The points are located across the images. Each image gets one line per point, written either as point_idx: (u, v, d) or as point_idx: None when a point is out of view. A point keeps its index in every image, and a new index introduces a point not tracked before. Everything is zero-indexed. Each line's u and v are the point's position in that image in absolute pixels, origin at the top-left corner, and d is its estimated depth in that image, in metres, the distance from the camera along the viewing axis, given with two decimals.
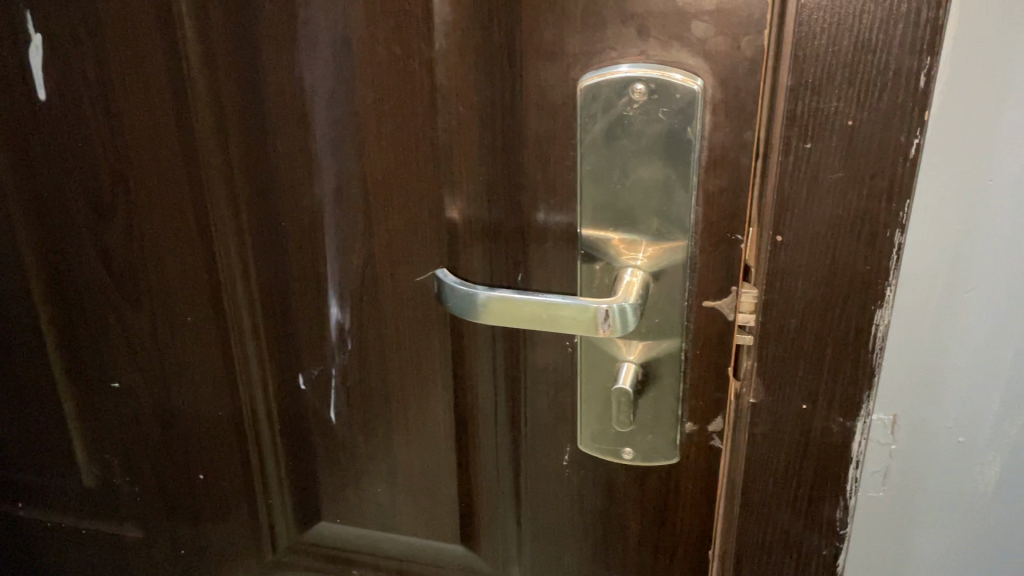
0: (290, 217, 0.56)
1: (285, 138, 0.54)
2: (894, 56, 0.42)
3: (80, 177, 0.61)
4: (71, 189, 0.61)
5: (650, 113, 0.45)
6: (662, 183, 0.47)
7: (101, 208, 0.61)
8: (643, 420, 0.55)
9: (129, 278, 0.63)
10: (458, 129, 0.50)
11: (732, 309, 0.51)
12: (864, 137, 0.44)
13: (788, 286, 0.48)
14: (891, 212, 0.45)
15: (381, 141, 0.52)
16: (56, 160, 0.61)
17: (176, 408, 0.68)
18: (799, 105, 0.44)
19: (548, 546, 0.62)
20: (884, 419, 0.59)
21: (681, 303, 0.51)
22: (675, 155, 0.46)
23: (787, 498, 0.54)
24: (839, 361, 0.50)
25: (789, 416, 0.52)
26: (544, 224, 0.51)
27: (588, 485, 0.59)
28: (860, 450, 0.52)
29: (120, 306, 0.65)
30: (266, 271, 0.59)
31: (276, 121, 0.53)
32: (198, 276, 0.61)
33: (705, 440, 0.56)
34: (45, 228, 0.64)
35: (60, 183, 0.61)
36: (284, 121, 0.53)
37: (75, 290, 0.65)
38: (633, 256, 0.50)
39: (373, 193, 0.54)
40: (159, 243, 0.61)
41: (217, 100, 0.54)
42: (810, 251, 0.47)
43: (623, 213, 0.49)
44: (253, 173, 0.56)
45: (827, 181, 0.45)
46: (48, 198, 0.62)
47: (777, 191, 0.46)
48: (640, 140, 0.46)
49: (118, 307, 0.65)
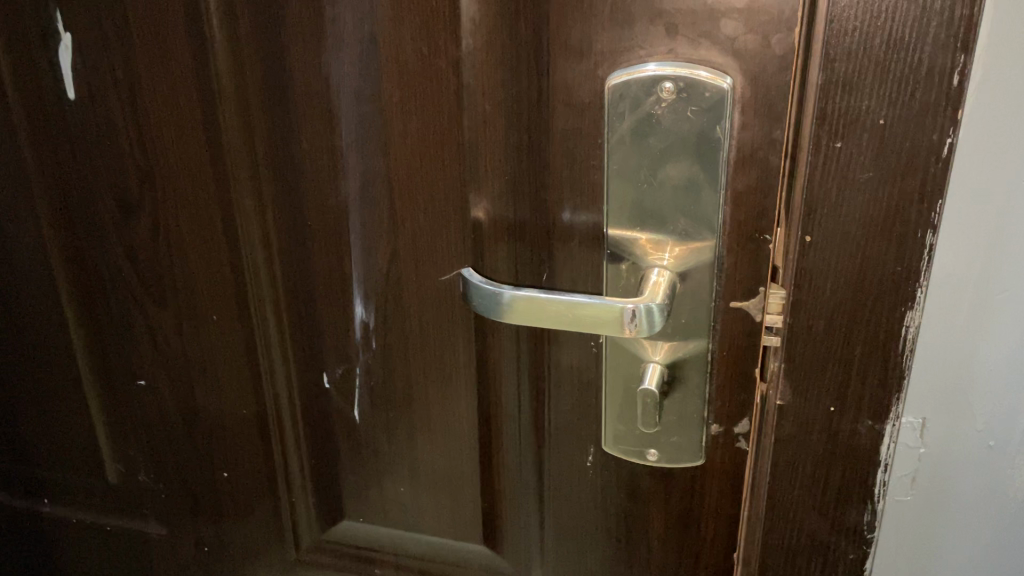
0: (316, 215, 0.56)
1: (311, 137, 0.54)
2: (927, 54, 0.41)
3: (107, 176, 0.61)
4: (99, 187, 0.62)
5: (678, 112, 0.45)
6: (690, 182, 0.47)
7: (128, 206, 0.62)
8: (668, 421, 0.54)
9: (154, 276, 0.63)
10: (485, 128, 0.50)
11: (760, 310, 0.51)
12: (895, 136, 0.44)
13: (816, 287, 0.48)
14: (923, 212, 0.45)
15: (408, 140, 0.52)
16: (83, 158, 0.61)
17: (201, 405, 0.68)
18: (829, 103, 0.44)
19: (571, 548, 0.62)
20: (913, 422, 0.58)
21: (708, 304, 0.51)
22: (704, 153, 0.46)
23: (814, 501, 0.54)
24: (868, 362, 0.50)
25: (817, 418, 0.52)
26: (569, 223, 0.51)
27: (611, 487, 0.59)
28: (888, 453, 0.52)
29: (146, 304, 0.65)
30: (291, 270, 0.59)
31: (303, 120, 0.54)
32: (223, 275, 0.61)
33: (731, 442, 0.55)
34: (73, 226, 0.64)
35: (87, 181, 0.62)
36: (310, 120, 0.53)
37: (101, 288, 0.66)
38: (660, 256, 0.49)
39: (399, 192, 0.54)
40: (185, 241, 0.61)
41: (244, 99, 0.54)
42: (839, 253, 0.47)
43: (650, 213, 0.48)
44: (280, 171, 0.56)
45: (857, 181, 0.45)
46: (75, 196, 0.63)
47: (806, 192, 0.46)
48: (668, 139, 0.46)
49: (143, 305, 0.65)
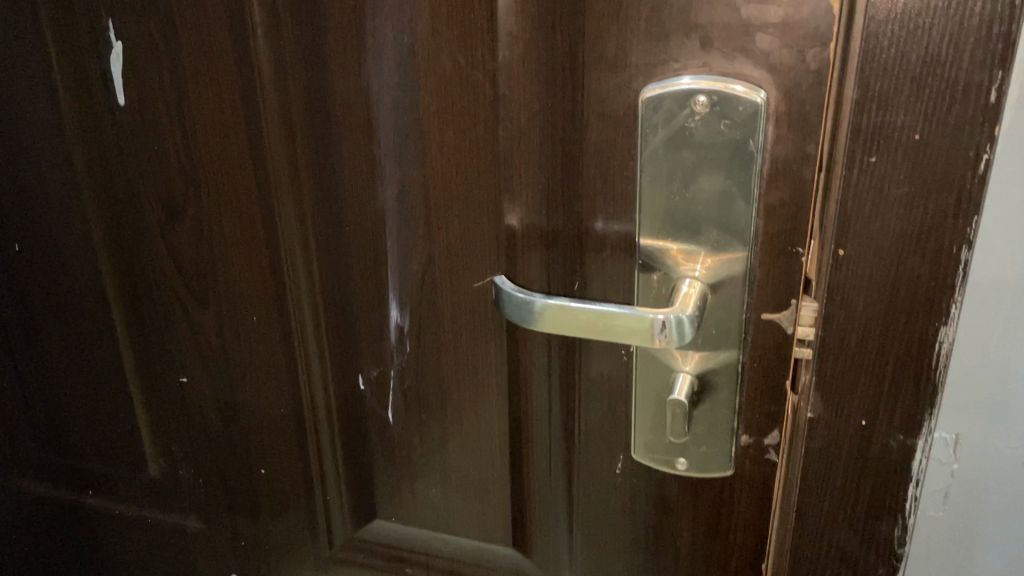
0: (354, 220, 0.58)
1: (351, 145, 0.55)
2: (964, 70, 0.41)
3: (154, 180, 0.63)
4: (145, 191, 0.64)
5: (711, 125, 0.46)
6: (722, 195, 0.47)
7: (173, 209, 0.63)
8: (698, 431, 0.55)
9: (197, 277, 0.65)
10: (520, 138, 0.51)
11: (792, 322, 0.51)
12: (930, 151, 0.43)
13: (849, 300, 0.48)
14: (958, 228, 0.45)
15: (444, 149, 0.53)
16: (131, 163, 0.63)
17: (240, 404, 0.70)
18: (864, 117, 0.44)
19: (599, 554, 0.63)
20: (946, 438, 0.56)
21: (739, 316, 0.51)
22: (736, 166, 0.46)
23: (844, 516, 0.54)
24: (901, 377, 0.50)
25: (848, 432, 0.52)
26: (602, 231, 0.51)
27: (640, 494, 0.59)
28: (919, 468, 0.52)
29: (189, 304, 0.67)
30: (329, 273, 0.61)
31: (343, 128, 0.55)
32: (263, 279, 0.63)
33: (761, 455, 0.55)
34: (120, 228, 0.67)
35: (135, 185, 0.64)
36: (350, 128, 0.55)
37: (147, 288, 0.68)
38: (691, 268, 0.50)
39: (435, 200, 0.55)
40: (228, 244, 0.63)
41: (286, 108, 0.56)
42: (872, 266, 0.47)
43: (682, 224, 0.49)
44: (319, 178, 0.57)
45: (891, 195, 0.45)
46: (123, 199, 0.65)
47: (840, 205, 0.46)
48: (701, 151, 0.46)
49: (187, 305, 0.67)
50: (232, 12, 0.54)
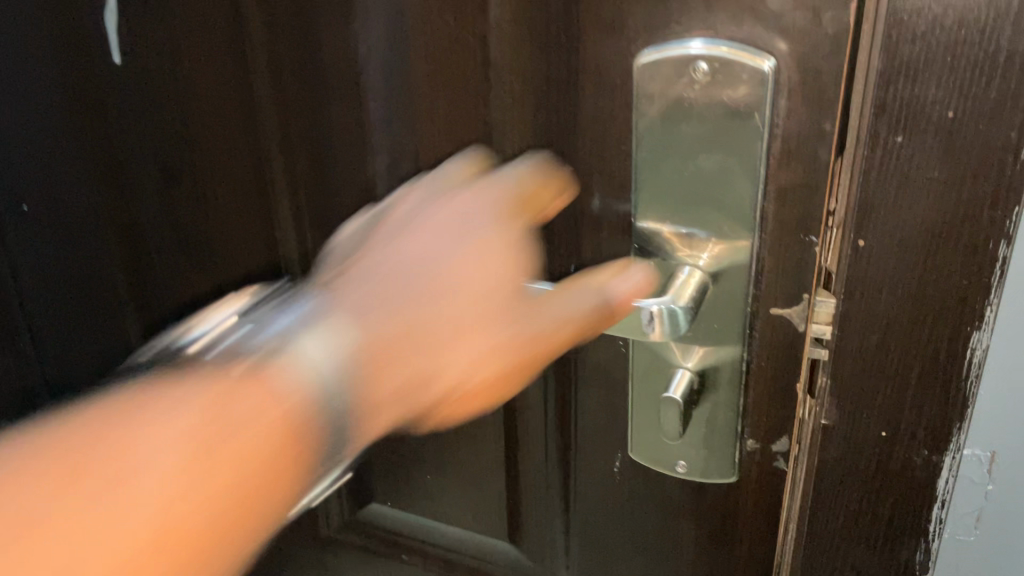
0: (344, 191, 0.55)
1: (340, 111, 0.52)
2: (1007, 38, 0.36)
3: (151, 144, 0.61)
4: (143, 155, 0.62)
5: (713, 95, 0.41)
6: (723, 174, 0.43)
7: (170, 175, 0.62)
8: (698, 434, 0.50)
9: (195, 247, 0.63)
10: (512, 106, 0.47)
11: (804, 318, 0.46)
12: (965, 131, 0.38)
13: (870, 297, 0.44)
14: (995, 219, 0.40)
15: (433, 117, 0.50)
16: (128, 125, 0.61)
17: None
18: (890, 91, 0.39)
19: (597, 556, 0.59)
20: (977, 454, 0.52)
21: (743, 309, 0.46)
22: (740, 143, 0.42)
23: (860, 534, 0.49)
24: (926, 386, 0.45)
25: (866, 443, 0.47)
26: (600, 209, 0.48)
27: (640, 496, 0.55)
28: (946, 487, 0.47)
29: (188, 275, 0.65)
30: (321, 246, 0.58)
31: (333, 93, 0.52)
32: (258, 249, 0.61)
33: (768, 462, 0.51)
34: (119, 195, 0.65)
35: (132, 149, 0.62)
36: (339, 93, 0.52)
37: (147, 257, 0.67)
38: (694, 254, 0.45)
39: (424, 171, 0.52)
40: (224, 213, 0.61)
41: (277, 67, 0.53)
42: (896, 261, 0.42)
43: (680, 205, 0.44)
44: (310, 146, 0.55)
45: (919, 180, 0.40)
46: (121, 164, 0.63)
47: (862, 190, 0.41)
48: (702, 124, 0.42)
49: (186, 275, 0.65)
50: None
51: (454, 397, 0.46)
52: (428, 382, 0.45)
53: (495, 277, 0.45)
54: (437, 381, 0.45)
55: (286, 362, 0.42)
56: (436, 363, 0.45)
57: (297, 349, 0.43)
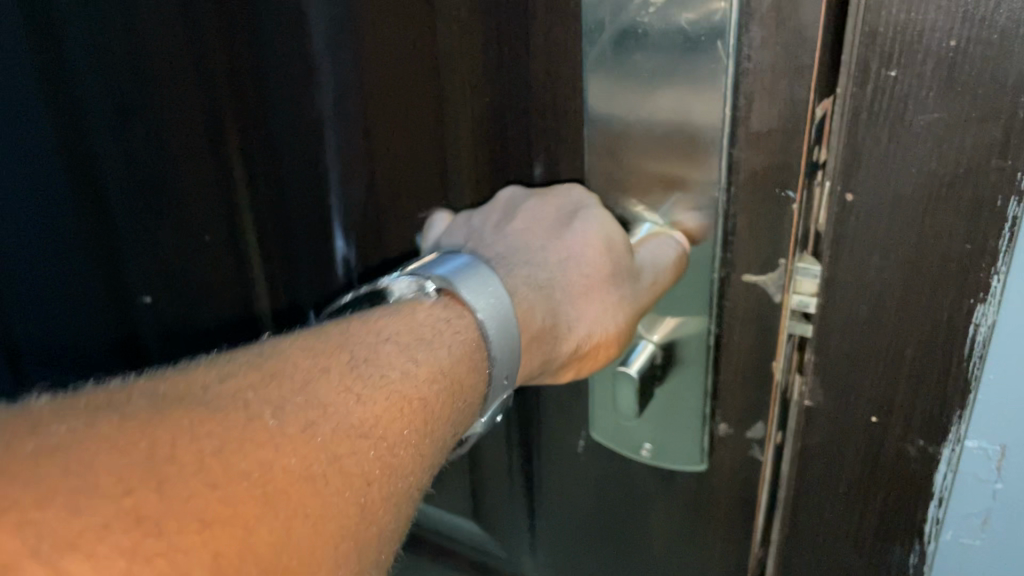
0: (295, 133, 0.55)
1: (285, 42, 0.52)
2: None
3: (96, 81, 0.58)
4: (91, 93, 0.58)
5: (667, 20, 0.37)
6: (680, 113, 0.39)
7: (120, 114, 0.58)
8: (661, 414, 0.47)
9: (151, 188, 0.60)
10: (459, 41, 0.46)
11: (780, 287, 0.40)
12: (968, 62, 0.32)
13: (861, 258, 0.38)
14: (1005, 173, 0.33)
15: (378, 55, 0.49)
16: (75, 58, 0.57)
17: (201, 330, 0.66)
18: (881, 15, 0.33)
19: (563, 541, 0.56)
20: (983, 448, 0.43)
21: (709, 275, 0.42)
22: (699, 77, 0.38)
23: (847, 531, 0.44)
24: (922, 366, 0.39)
25: (853, 428, 0.42)
26: (556, 160, 0.46)
27: (605, 477, 0.51)
28: (945, 485, 0.41)
29: (146, 221, 0.62)
30: (275, 188, 0.58)
31: (278, 23, 0.51)
32: (212, 190, 0.60)
33: (743, 448, 0.45)
34: (66, 136, 0.60)
35: (79, 86, 0.58)
36: (284, 22, 0.51)
37: (100, 205, 0.63)
38: (655, 226, 0.43)
39: (369, 111, 0.51)
40: (178, 155, 0.59)
41: (242, 88, 0.55)
42: (889, 219, 0.36)
43: (630, 149, 0.42)
44: (259, 82, 0.54)
45: (915, 124, 0.34)
46: (65, 103, 0.59)
47: (849, 134, 0.36)
48: (655, 54, 0.38)
49: (144, 221, 0.62)
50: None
51: (580, 354, 0.44)
52: (559, 336, 0.43)
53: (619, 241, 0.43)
54: (563, 334, 0.43)
55: (453, 311, 0.40)
56: (563, 306, 0.44)
57: (466, 289, 0.40)
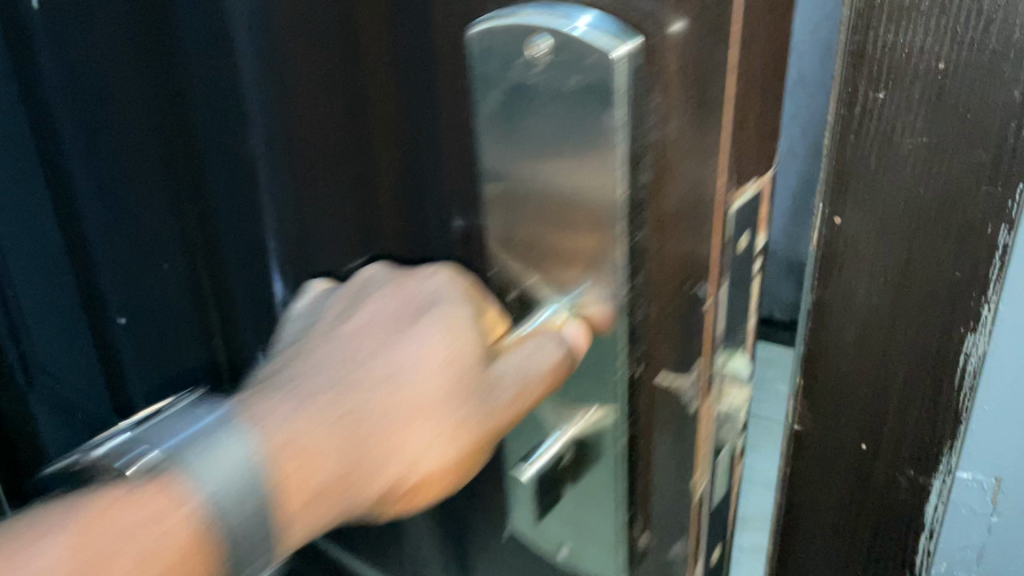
0: (241, 171, 0.53)
1: (225, 79, 0.50)
2: None
3: (60, 102, 0.58)
4: (53, 112, 0.59)
5: (558, 77, 0.31)
6: (577, 188, 0.33)
7: (82, 134, 0.59)
8: (571, 511, 0.42)
9: (112, 209, 0.61)
10: (371, 91, 0.42)
11: (697, 388, 0.37)
12: (960, 83, 0.31)
13: (849, 284, 0.37)
14: (995, 198, 0.32)
15: (302, 96, 0.46)
16: (38, 78, 0.59)
17: (160, 346, 0.67)
18: (871, 36, 0.32)
19: None
20: None
21: (622, 375, 0.37)
22: (587, 152, 0.32)
23: (841, 548, 0.43)
24: (912, 393, 0.38)
25: (841, 454, 0.41)
26: (467, 229, 0.42)
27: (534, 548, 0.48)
28: (933, 519, 0.40)
29: (107, 238, 0.63)
30: (228, 223, 0.57)
31: (220, 59, 0.49)
32: (183, 214, 0.60)
33: (661, 553, 0.42)
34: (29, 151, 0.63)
35: (45, 104, 0.59)
36: (224, 58, 0.49)
37: (62, 216, 0.65)
38: (558, 308, 0.37)
39: (292, 157, 0.48)
40: (137, 179, 0.59)
41: (187, 122, 0.55)
42: (878, 245, 0.35)
43: (526, 225, 0.36)
44: (210, 115, 0.53)
45: (902, 145, 0.33)
46: (29, 120, 0.62)
47: (836, 154, 0.35)
48: (544, 120, 0.33)
49: (105, 239, 0.63)
50: (136, 28, 0.53)
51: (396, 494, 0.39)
52: (363, 481, 0.38)
53: (467, 356, 0.39)
54: (373, 475, 0.38)
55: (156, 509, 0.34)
56: (369, 443, 0.38)
57: (193, 457, 0.35)
